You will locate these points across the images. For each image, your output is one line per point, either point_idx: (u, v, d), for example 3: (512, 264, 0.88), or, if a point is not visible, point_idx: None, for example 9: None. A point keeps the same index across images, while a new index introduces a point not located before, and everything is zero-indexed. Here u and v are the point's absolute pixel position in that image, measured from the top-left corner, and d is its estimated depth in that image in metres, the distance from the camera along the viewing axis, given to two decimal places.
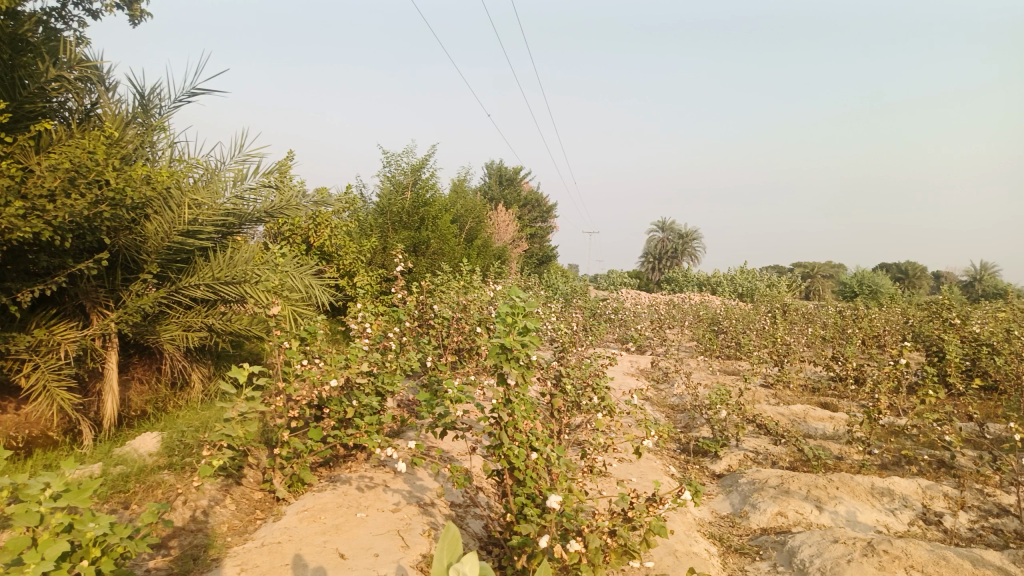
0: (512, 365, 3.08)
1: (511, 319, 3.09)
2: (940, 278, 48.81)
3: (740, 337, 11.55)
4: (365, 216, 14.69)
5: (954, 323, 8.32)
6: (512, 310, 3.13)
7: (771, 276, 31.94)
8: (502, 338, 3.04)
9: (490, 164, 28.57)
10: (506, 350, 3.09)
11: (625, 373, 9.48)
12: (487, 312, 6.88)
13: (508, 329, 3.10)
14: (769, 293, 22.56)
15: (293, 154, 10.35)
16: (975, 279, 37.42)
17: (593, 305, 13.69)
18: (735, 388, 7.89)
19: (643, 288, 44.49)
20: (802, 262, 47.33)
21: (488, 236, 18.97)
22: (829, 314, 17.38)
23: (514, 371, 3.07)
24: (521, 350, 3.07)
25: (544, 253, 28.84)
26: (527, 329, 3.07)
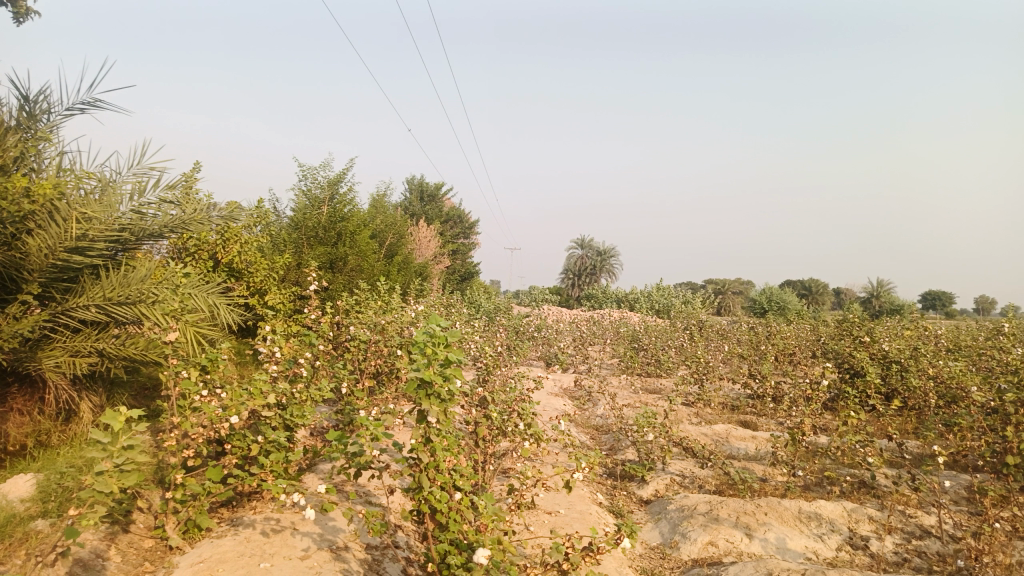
0: (434, 400, 2.82)
1: (432, 349, 2.83)
2: (841, 294, 51.43)
3: (660, 355, 11.65)
4: (279, 231, 14.10)
5: (863, 341, 8.61)
6: (433, 339, 2.87)
7: (687, 293, 32.78)
8: (422, 371, 2.78)
9: (410, 179, 28.19)
10: (425, 385, 2.83)
11: (548, 393, 9.35)
12: (407, 333, 6.60)
13: (429, 360, 2.84)
14: (686, 310, 23.07)
15: (199, 165, 9.79)
16: (872, 295, 39.62)
17: (516, 323, 13.56)
18: (658, 408, 7.88)
19: (564, 305, 44.87)
20: (715, 280, 48.90)
21: (408, 252, 18.61)
22: (743, 330, 17.89)
23: (436, 407, 2.81)
24: (443, 385, 2.83)
25: (466, 269, 28.62)
26: (450, 361, 2.82)
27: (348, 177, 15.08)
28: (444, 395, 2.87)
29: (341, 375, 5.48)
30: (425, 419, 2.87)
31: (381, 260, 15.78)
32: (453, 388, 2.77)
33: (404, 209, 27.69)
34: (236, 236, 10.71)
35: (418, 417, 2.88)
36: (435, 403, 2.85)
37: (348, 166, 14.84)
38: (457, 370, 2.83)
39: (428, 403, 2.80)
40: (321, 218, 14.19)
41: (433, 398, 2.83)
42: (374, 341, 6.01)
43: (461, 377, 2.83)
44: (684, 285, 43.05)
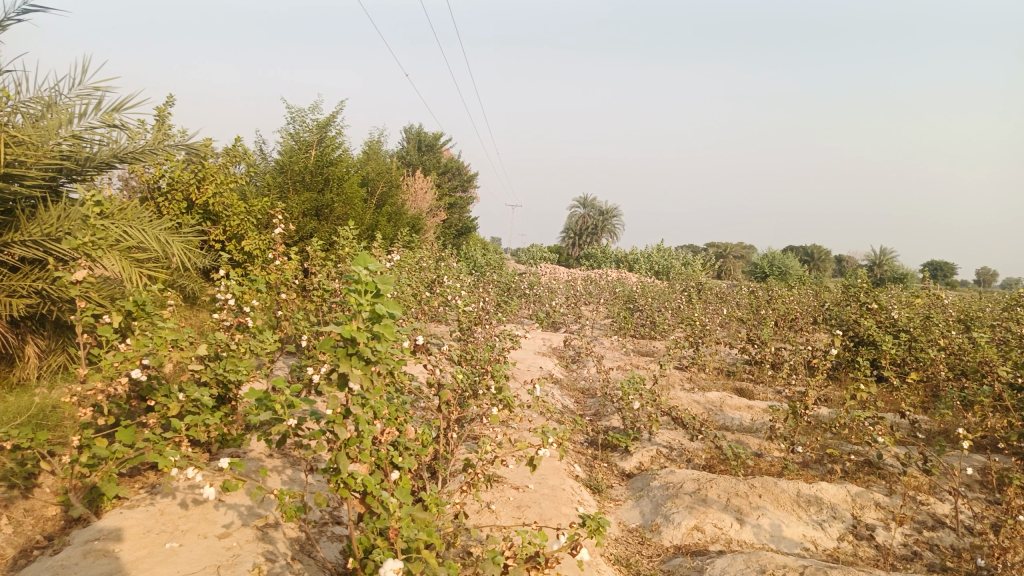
0: (358, 364, 2.28)
1: (360, 300, 2.26)
2: (842, 261, 50.94)
3: (655, 316, 11.18)
4: (264, 175, 13.51)
5: (870, 308, 8.13)
6: (361, 288, 2.29)
7: (687, 255, 32.26)
8: (343, 326, 2.21)
9: (409, 128, 27.39)
10: (350, 344, 2.27)
11: (536, 352, 8.90)
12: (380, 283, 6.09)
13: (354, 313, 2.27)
14: (685, 272, 22.59)
15: (173, 97, 9.18)
16: (875, 264, 39.09)
17: (507, 279, 13.07)
18: (649, 372, 7.42)
19: (563, 263, 44.32)
20: (716, 243, 48.33)
21: (401, 203, 18.02)
22: (742, 294, 17.43)
23: (359, 372, 2.27)
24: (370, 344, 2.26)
25: (463, 223, 28.02)
26: (379, 317, 2.25)
27: (338, 121, 14.43)
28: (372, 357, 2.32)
29: (302, 327, 4.97)
30: (348, 385, 2.34)
31: (371, 211, 15.21)
32: (380, 350, 2.22)
33: (401, 159, 26.98)
34: (213, 178, 10.14)
35: (341, 383, 2.33)
36: (359, 367, 2.30)
37: (338, 109, 14.18)
38: (388, 327, 2.27)
39: (351, 368, 2.26)
40: (308, 163, 13.59)
41: (357, 360, 2.28)
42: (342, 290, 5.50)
43: (392, 337, 2.27)
44: (684, 247, 42.48)
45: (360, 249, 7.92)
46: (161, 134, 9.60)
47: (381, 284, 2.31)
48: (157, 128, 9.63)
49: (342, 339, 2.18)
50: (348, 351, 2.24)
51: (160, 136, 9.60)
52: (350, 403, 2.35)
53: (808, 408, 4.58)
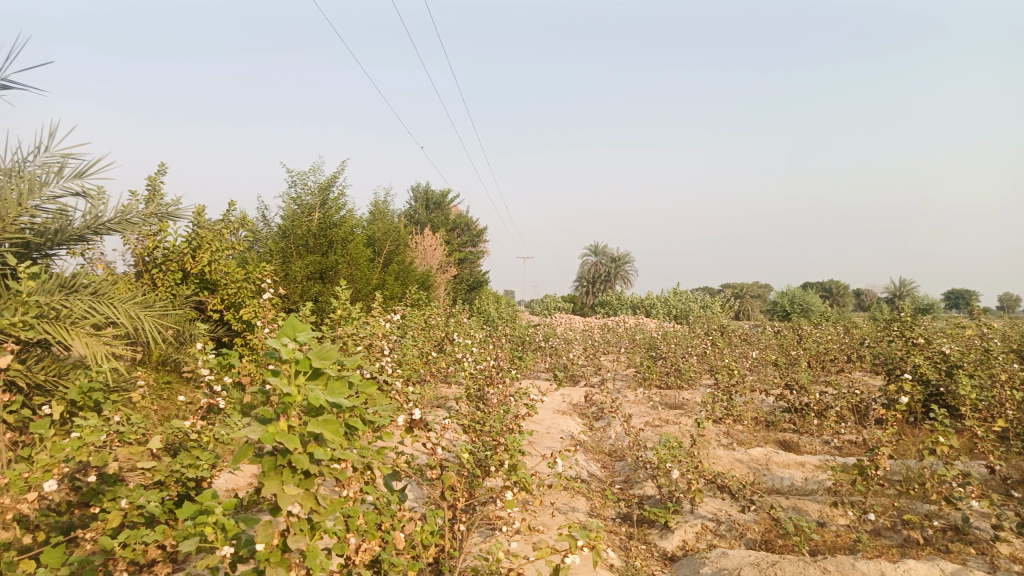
0: (294, 477, 1.76)
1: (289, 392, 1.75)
2: (862, 295, 49.99)
3: (680, 364, 10.52)
4: (266, 241, 13.15)
5: (916, 343, 7.47)
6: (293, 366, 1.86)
7: (704, 297, 31.60)
8: (264, 431, 1.69)
9: (414, 186, 27.25)
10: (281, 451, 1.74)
11: (555, 411, 8.26)
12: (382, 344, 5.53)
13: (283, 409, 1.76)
14: (704, 315, 21.94)
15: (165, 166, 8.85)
16: (895, 295, 38.23)
17: (522, 333, 12.50)
18: (681, 428, 6.76)
19: (578, 313, 43.72)
20: (733, 283, 47.64)
21: (409, 261, 17.61)
22: (767, 334, 16.75)
23: (295, 488, 1.74)
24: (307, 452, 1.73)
25: (475, 278, 27.61)
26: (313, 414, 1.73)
27: (339, 182, 14.16)
28: (313, 465, 1.81)
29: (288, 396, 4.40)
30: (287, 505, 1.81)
31: (377, 271, 14.78)
32: (320, 456, 1.72)
33: (408, 217, 26.78)
34: (209, 246, 9.74)
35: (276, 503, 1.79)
36: (294, 482, 1.77)
37: (339, 169, 13.92)
38: (327, 426, 1.75)
39: (281, 485, 1.72)
40: (310, 226, 13.24)
41: (291, 473, 1.77)
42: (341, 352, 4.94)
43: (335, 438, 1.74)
44: (700, 289, 41.79)
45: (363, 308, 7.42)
46: (153, 204, 9.25)
47: (314, 362, 1.87)
48: (150, 199, 9.28)
49: (266, 442, 1.67)
50: (276, 458, 1.72)
51: (152, 206, 9.24)
52: (289, 530, 1.80)
53: (880, 467, 3.88)
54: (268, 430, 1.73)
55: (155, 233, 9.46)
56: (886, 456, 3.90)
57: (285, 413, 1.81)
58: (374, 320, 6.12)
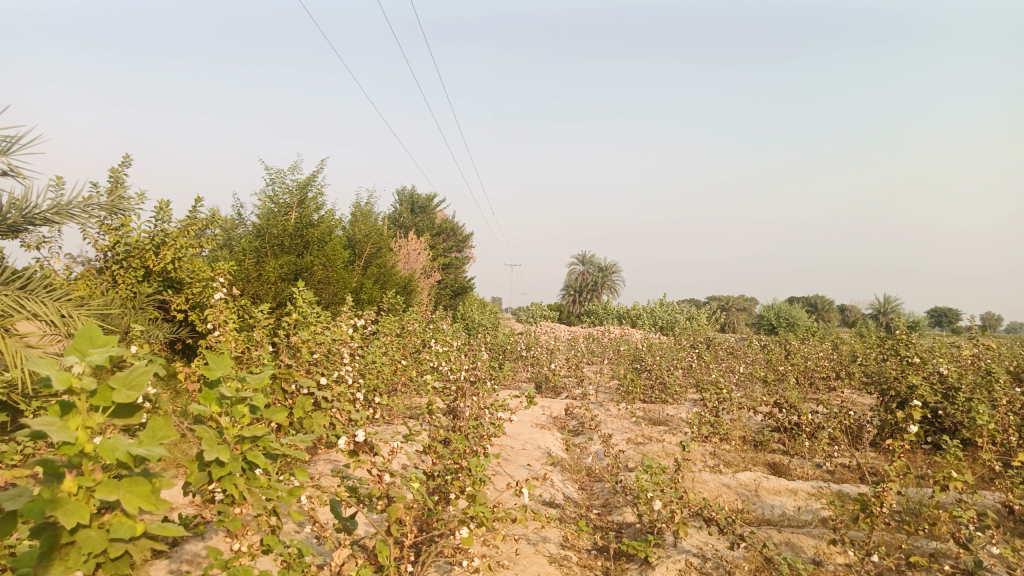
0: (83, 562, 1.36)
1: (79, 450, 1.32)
2: (846, 310, 50.04)
3: (666, 378, 10.15)
4: (239, 240, 12.64)
5: (912, 362, 7.13)
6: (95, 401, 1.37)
7: (690, 309, 31.35)
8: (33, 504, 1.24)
9: (400, 189, 26.79)
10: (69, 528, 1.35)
11: (533, 425, 7.84)
12: (344, 351, 5.07)
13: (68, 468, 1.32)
14: (690, 327, 21.61)
15: (129, 157, 8.34)
16: (879, 312, 38.22)
17: (502, 341, 12.08)
18: (664, 448, 6.36)
19: (563, 322, 43.32)
20: (719, 296, 47.50)
21: (390, 264, 17.13)
22: (753, 348, 16.44)
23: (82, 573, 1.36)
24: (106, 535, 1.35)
25: (459, 284, 27.16)
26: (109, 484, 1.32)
27: (318, 181, 13.69)
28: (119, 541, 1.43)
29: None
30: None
31: (356, 274, 14.31)
32: (122, 536, 1.33)
33: (392, 221, 26.36)
34: (175, 243, 9.23)
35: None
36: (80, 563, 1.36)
37: (318, 168, 13.45)
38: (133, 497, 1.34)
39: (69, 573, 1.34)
40: (285, 226, 12.75)
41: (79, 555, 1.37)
42: (294, 359, 4.48)
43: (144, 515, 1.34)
44: (687, 301, 41.55)
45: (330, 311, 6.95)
46: (115, 197, 8.73)
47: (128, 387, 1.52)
48: (113, 192, 8.75)
49: (33, 522, 1.22)
50: (59, 538, 1.32)
51: (114, 199, 8.71)
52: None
53: (887, 506, 3.44)
54: (42, 498, 1.27)
55: (117, 228, 8.94)
56: (893, 494, 3.47)
57: (75, 470, 1.34)
58: (338, 325, 5.66)
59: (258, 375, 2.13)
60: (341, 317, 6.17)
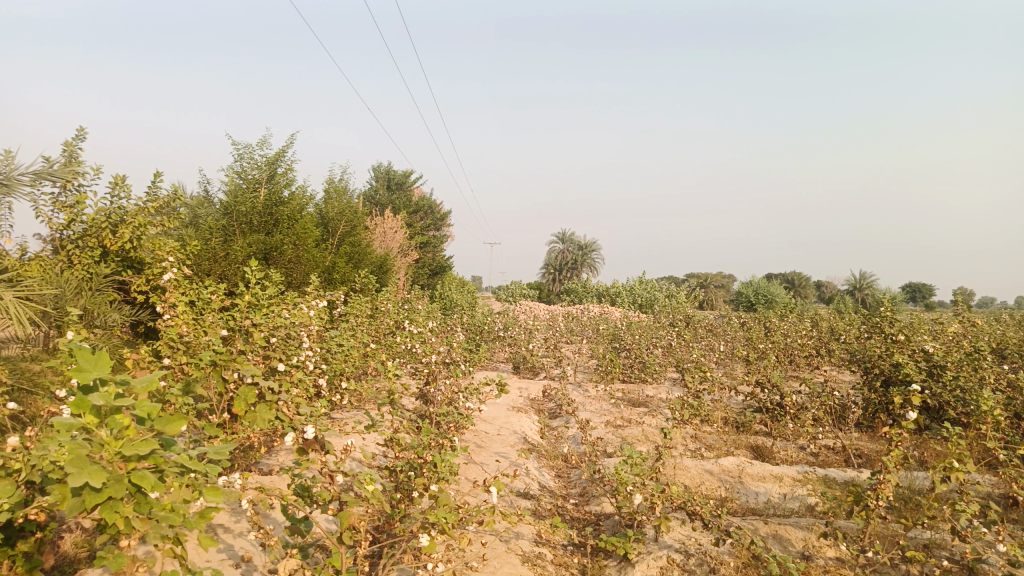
0: None
1: None
2: (823, 287, 50.37)
3: (646, 358, 9.95)
4: (206, 218, 12.17)
5: (897, 341, 6.96)
6: None
7: (669, 286, 31.28)
8: None
9: (376, 165, 26.21)
10: None
11: (510, 408, 7.60)
12: (305, 335, 4.76)
13: None
14: (670, 305, 21.45)
15: (82, 130, 7.85)
16: (854, 288, 38.46)
17: (479, 321, 11.79)
18: (644, 432, 6.15)
19: (543, 300, 43.13)
20: (698, 274, 47.56)
21: (365, 242, 16.71)
22: (733, 326, 16.32)
23: None
24: None
25: (437, 262, 26.77)
26: None
27: (289, 157, 13.21)
28: None
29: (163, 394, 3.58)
30: None
31: (328, 253, 13.90)
32: None
33: (368, 198, 25.86)
34: (135, 221, 8.78)
35: None
36: None
37: (289, 143, 12.97)
38: None
39: None
40: (254, 203, 12.29)
41: None
42: (247, 345, 4.16)
43: None
44: (666, 278, 41.52)
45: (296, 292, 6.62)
46: (69, 173, 8.25)
47: None
48: (66, 167, 8.27)
49: None
50: None
51: (68, 174, 8.24)
52: None
53: (883, 499, 3.23)
54: None
55: (72, 205, 8.46)
56: (891, 487, 3.26)
57: None
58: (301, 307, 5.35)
59: (143, 380, 1.87)
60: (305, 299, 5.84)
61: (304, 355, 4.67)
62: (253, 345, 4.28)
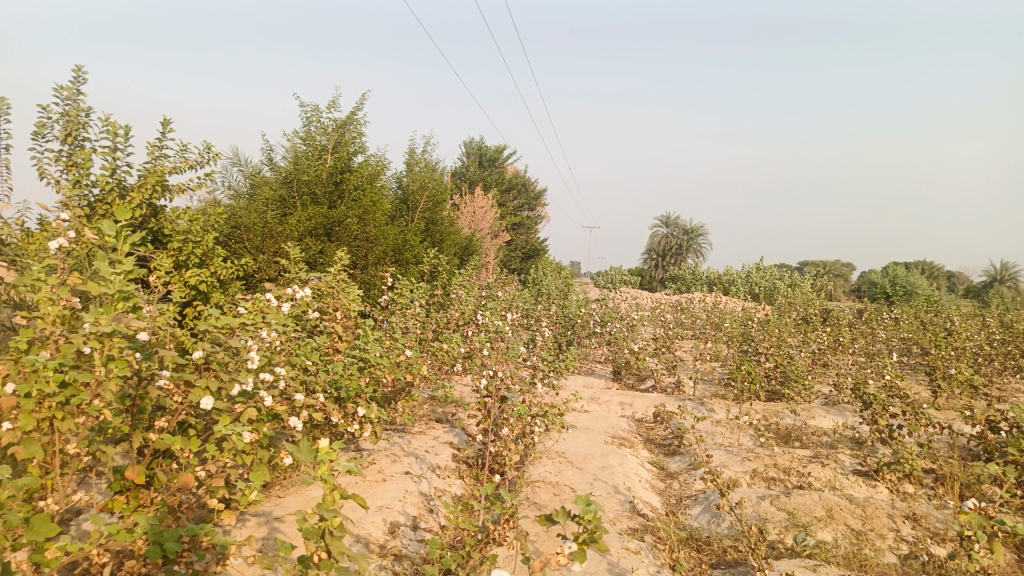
0: None
1: None
2: (958, 277, 45.08)
3: (788, 368, 7.58)
4: (263, 187, 10.61)
5: None
6: None
7: (788, 274, 28.04)
8: None
9: (469, 140, 24.38)
10: None
11: (608, 436, 5.50)
12: (249, 346, 2.75)
13: None
14: (797, 296, 18.61)
15: (78, 67, 6.27)
16: (995, 280, 33.73)
17: (573, 313, 9.69)
18: (824, 502, 3.90)
19: (644, 288, 40.57)
20: (818, 263, 43.42)
21: (449, 220, 14.87)
22: (881, 324, 13.52)
23: None
24: None
25: (532, 246, 24.85)
26: None
27: (359, 120, 11.49)
28: None
29: None
30: None
31: (403, 231, 12.14)
32: None
33: (459, 176, 24.24)
34: (150, 181, 7.16)
35: None
36: None
37: (359, 103, 11.24)
38: None
39: None
40: (318, 171, 10.65)
41: None
42: (87, 376, 2.20)
43: None
44: (780, 265, 37.86)
45: (302, 278, 4.87)
46: (73, 125, 6.77)
47: None
48: (68, 117, 6.77)
49: None
50: None
51: (72, 126, 6.75)
52: None
53: None
54: None
55: (78, 164, 7.00)
56: None
57: None
58: (271, 295, 3.39)
59: None
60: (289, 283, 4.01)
61: (247, 384, 2.64)
62: (115, 376, 2.30)
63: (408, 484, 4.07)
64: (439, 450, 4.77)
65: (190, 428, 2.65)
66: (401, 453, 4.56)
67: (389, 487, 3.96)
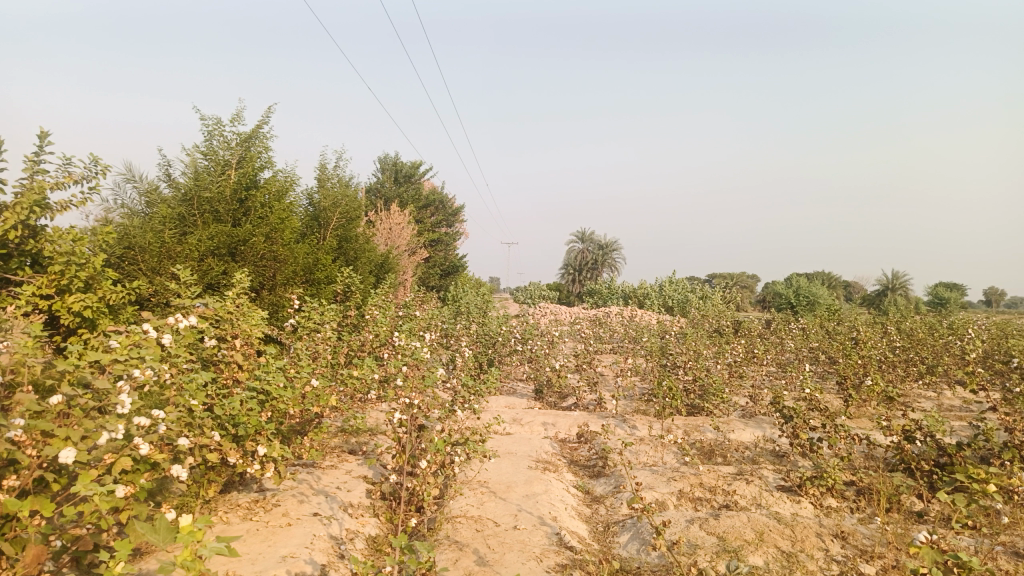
0: None
1: None
2: (854, 287, 47.70)
3: (707, 382, 7.60)
4: (160, 204, 9.93)
5: None
6: None
7: (700, 287, 28.84)
8: None
9: (383, 156, 23.91)
10: None
11: (532, 460, 5.30)
12: (121, 386, 2.37)
13: None
14: (710, 308, 19.08)
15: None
16: (888, 288, 35.77)
17: (493, 331, 9.47)
18: (754, 523, 3.80)
19: (563, 302, 40.92)
20: (726, 275, 45.00)
21: (363, 237, 14.41)
22: (790, 334, 13.97)
23: None
24: None
25: (450, 263, 24.56)
26: None
27: (265, 134, 10.95)
28: None
29: None
30: None
31: (314, 249, 11.64)
32: None
33: (373, 193, 23.74)
34: (26, 202, 6.33)
35: None
36: None
37: (265, 116, 10.72)
38: None
39: None
40: (221, 188, 10.06)
41: None
42: None
43: None
44: (692, 277, 38.94)
45: (193, 305, 4.46)
46: None
47: None
48: None
49: None
50: None
51: None
52: None
53: None
54: None
55: None
56: None
57: None
58: (151, 326, 3.00)
59: None
60: (171, 312, 3.64)
61: (119, 431, 2.27)
62: None
63: (315, 527, 3.72)
64: (351, 486, 4.43)
65: (48, 486, 2.24)
66: (309, 492, 4.19)
67: (294, 532, 3.60)
